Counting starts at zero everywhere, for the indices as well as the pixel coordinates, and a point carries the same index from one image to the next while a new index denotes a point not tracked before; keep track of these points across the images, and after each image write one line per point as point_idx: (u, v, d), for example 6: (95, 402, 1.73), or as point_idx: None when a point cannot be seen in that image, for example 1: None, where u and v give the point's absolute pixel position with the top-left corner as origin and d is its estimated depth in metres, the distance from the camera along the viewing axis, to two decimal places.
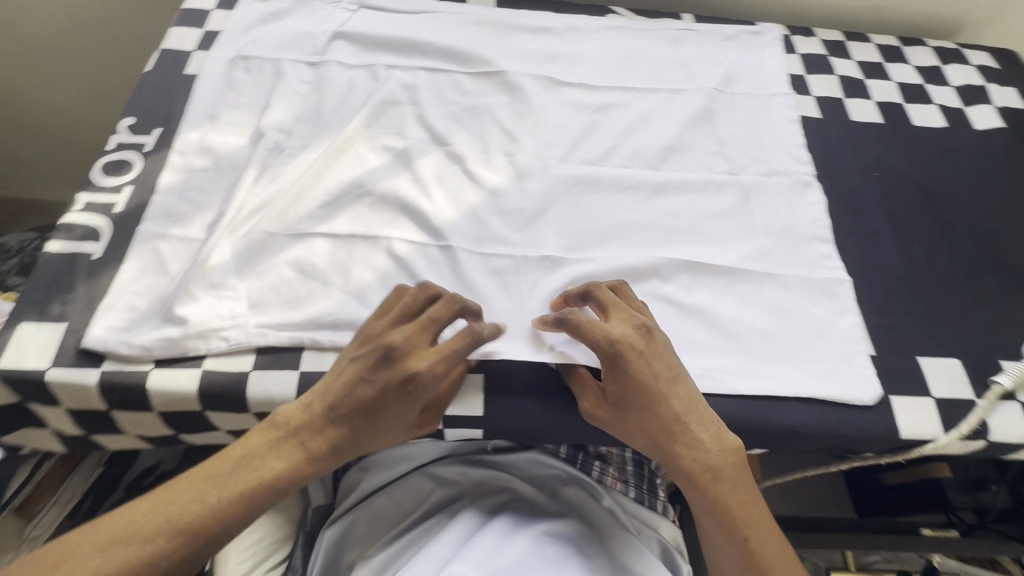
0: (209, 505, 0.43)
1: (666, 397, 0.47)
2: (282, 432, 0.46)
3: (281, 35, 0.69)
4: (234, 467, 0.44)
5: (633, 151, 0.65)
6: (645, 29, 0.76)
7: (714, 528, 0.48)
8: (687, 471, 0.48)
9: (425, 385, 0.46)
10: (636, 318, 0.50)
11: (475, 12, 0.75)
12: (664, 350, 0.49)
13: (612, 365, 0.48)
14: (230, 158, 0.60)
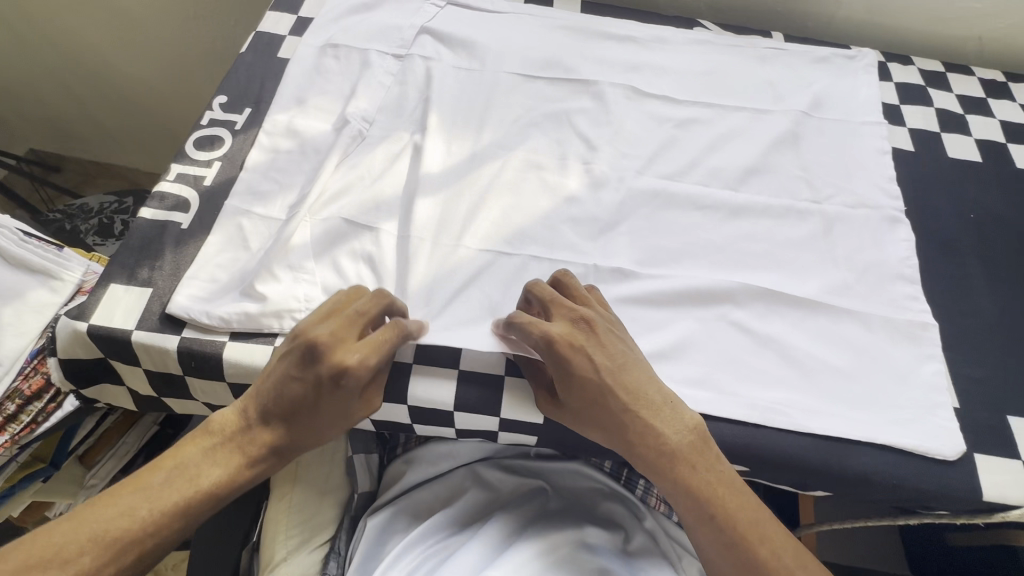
0: (142, 519, 0.43)
1: (608, 394, 0.46)
2: (218, 439, 0.47)
3: (371, 26, 0.70)
4: (167, 477, 0.45)
5: (713, 170, 0.63)
6: (733, 45, 0.74)
7: (686, 511, 0.47)
8: (652, 456, 0.47)
9: (362, 377, 0.45)
10: (571, 311, 0.49)
11: (561, 16, 0.75)
12: (606, 343, 0.48)
13: (551, 361, 0.47)
14: (314, 142, 0.61)
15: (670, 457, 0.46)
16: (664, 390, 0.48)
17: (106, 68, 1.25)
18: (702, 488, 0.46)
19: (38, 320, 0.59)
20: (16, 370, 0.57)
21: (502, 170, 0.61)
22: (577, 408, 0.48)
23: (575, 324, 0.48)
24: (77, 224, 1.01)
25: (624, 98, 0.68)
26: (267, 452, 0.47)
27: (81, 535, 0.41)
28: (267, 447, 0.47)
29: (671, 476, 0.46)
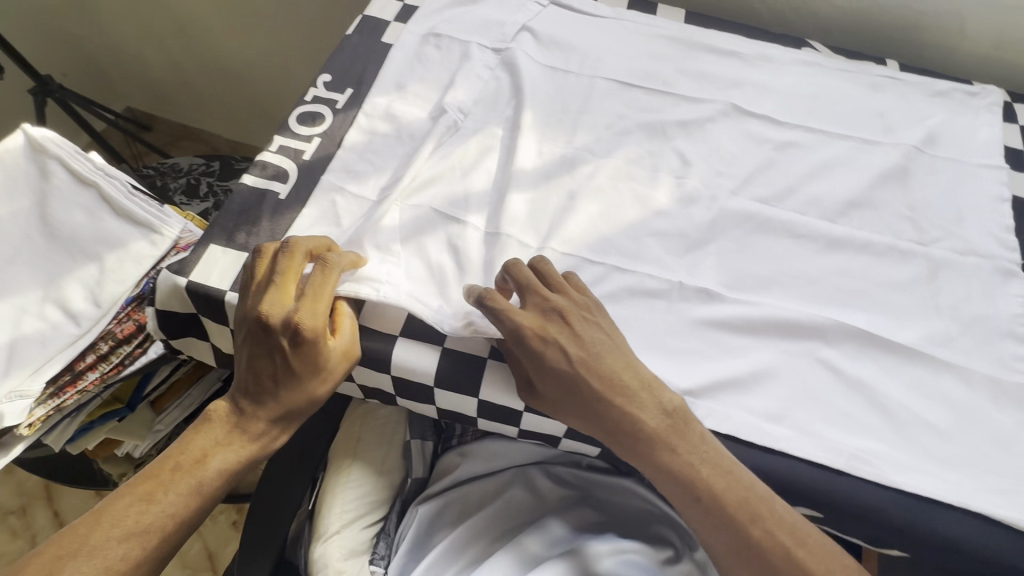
0: (164, 505, 0.47)
1: (586, 388, 0.47)
2: (214, 421, 0.51)
3: (474, 19, 0.71)
4: (176, 463, 0.49)
5: (812, 198, 0.61)
6: (843, 70, 0.71)
7: (672, 493, 0.47)
8: (628, 438, 0.47)
9: (318, 329, 0.47)
10: (545, 301, 0.49)
11: (664, 24, 0.73)
12: (577, 332, 0.48)
13: (524, 352, 0.47)
14: (409, 128, 0.62)
15: (650, 438, 0.46)
16: (635, 368, 0.48)
17: (210, 41, 1.32)
18: (682, 466, 0.46)
19: (136, 268, 0.62)
20: (111, 315, 0.61)
21: (592, 175, 0.60)
22: (551, 397, 0.48)
23: (549, 315, 0.48)
24: (167, 182, 1.06)
25: (723, 114, 0.66)
26: (261, 422, 0.50)
27: (108, 529, 0.45)
28: (260, 419, 0.50)
29: (652, 458, 0.47)
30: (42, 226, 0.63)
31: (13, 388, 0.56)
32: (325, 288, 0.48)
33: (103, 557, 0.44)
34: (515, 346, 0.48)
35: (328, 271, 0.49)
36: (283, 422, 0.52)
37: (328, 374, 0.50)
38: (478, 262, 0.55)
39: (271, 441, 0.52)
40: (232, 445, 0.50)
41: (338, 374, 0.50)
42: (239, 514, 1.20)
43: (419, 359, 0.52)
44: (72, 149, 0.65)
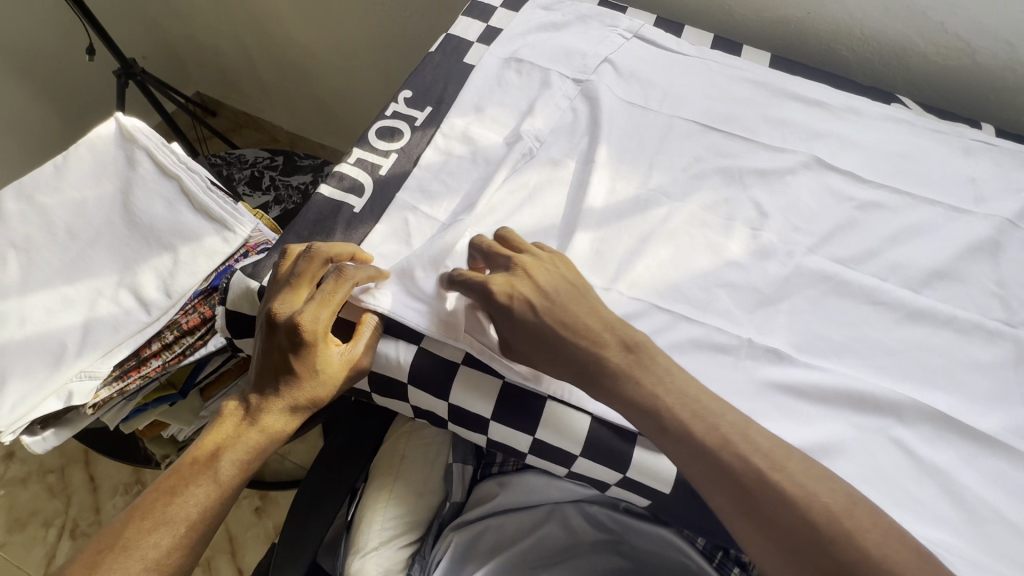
0: (184, 503, 0.48)
1: (554, 334, 0.48)
2: (230, 418, 0.52)
3: (557, 47, 0.71)
4: (196, 459, 0.50)
5: (893, 264, 0.58)
6: (935, 130, 0.68)
7: (683, 455, 0.44)
8: (704, 462, 0.43)
9: (321, 331, 0.48)
10: (506, 258, 0.50)
11: (748, 67, 0.72)
12: (541, 285, 0.49)
13: (493, 308, 0.49)
14: (485, 152, 0.62)
15: (730, 469, 0.42)
16: (592, 314, 0.49)
17: (292, 46, 1.37)
18: (783, 502, 0.40)
19: (208, 262, 0.64)
20: (179, 305, 0.63)
21: (665, 218, 0.59)
22: (531, 352, 0.49)
23: (516, 271, 0.49)
24: (232, 172, 1.09)
25: (804, 166, 0.64)
26: (271, 419, 0.51)
27: (134, 529, 0.46)
28: (273, 412, 0.51)
29: (740, 491, 0.42)
30: (124, 212, 0.65)
31: (83, 369, 0.58)
32: (333, 291, 0.49)
33: (129, 558, 0.45)
34: (487, 303, 0.49)
35: (342, 273, 0.49)
36: (290, 418, 0.52)
37: (333, 376, 0.50)
38: None
39: (279, 436, 0.52)
40: (246, 438, 0.51)
41: (345, 374, 0.50)
42: (261, 501, 1.22)
43: (477, 389, 0.51)
44: (158, 140, 0.67)
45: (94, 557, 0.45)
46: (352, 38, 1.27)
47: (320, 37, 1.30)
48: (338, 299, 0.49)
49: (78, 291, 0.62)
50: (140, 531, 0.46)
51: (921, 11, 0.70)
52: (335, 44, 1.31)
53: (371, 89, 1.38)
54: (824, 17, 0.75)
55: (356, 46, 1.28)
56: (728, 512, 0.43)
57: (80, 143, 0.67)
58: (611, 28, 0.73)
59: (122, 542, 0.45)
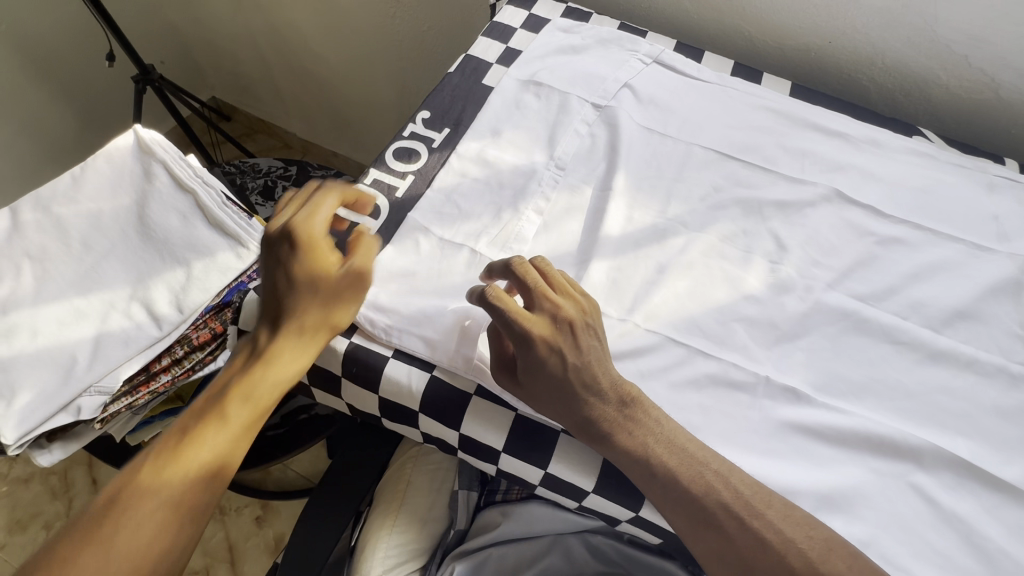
0: (140, 505, 0.41)
1: (569, 392, 0.47)
2: (239, 363, 0.49)
3: (576, 70, 0.70)
4: (200, 409, 0.46)
5: (915, 303, 0.57)
6: (957, 164, 0.67)
7: (661, 501, 0.47)
8: (681, 503, 0.46)
9: (313, 236, 0.48)
10: (554, 309, 0.47)
11: (767, 95, 0.71)
12: (581, 343, 0.47)
13: (525, 354, 0.46)
14: (501, 176, 0.62)
15: (711, 512, 0.45)
16: (614, 379, 0.47)
17: (307, 58, 1.39)
18: (757, 544, 0.44)
19: (220, 278, 0.63)
20: (190, 320, 0.62)
21: (683, 249, 0.58)
22: (536, 399, 0.48)
23: (556, 324, 0.47)
24: (246, 181, 1.09)
25: (824, 200, 0.63)
26: (280, 352, 0.48)
27: (83, 537, 0.40)
28: (285, 335, 0.48)
29: (714, 530, 0.45)
30: (139, 225, 0.65)
31: (94, 384, 0.58)
32: (318, 207, 0.49)
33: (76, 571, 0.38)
34: (518, 348, 0.47)
35: (318, 187, 0.51)
36: (304, 341, 0.49)
37: (311, 334, 0.49)
38: None
39: (288, 369, 0.48)
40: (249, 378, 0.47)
41: (355, 268, 0.49)
42: (262, 510, 1.22)
43: (490, 422, 0.51)
44: (174, 153, 0.68)
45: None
46: (368, 54, 1.28)
47: (335, 51, 1.32)
48: (327, 212, 0.50)
49: (90, 304, 0.62)
50: (88, 537, 0.40)
51: (945, 44, 0.70)
52: (350, 58, 1.32)
53: (383, 104, 1.40)
54: (846, 45, 0.75)
55: (371, 62, 1.30)
56: (701, 547, 0.46)
57: (97, 154, 0.68)
58: (630, 52, 0.73)
59: (68, 552, 0.39)
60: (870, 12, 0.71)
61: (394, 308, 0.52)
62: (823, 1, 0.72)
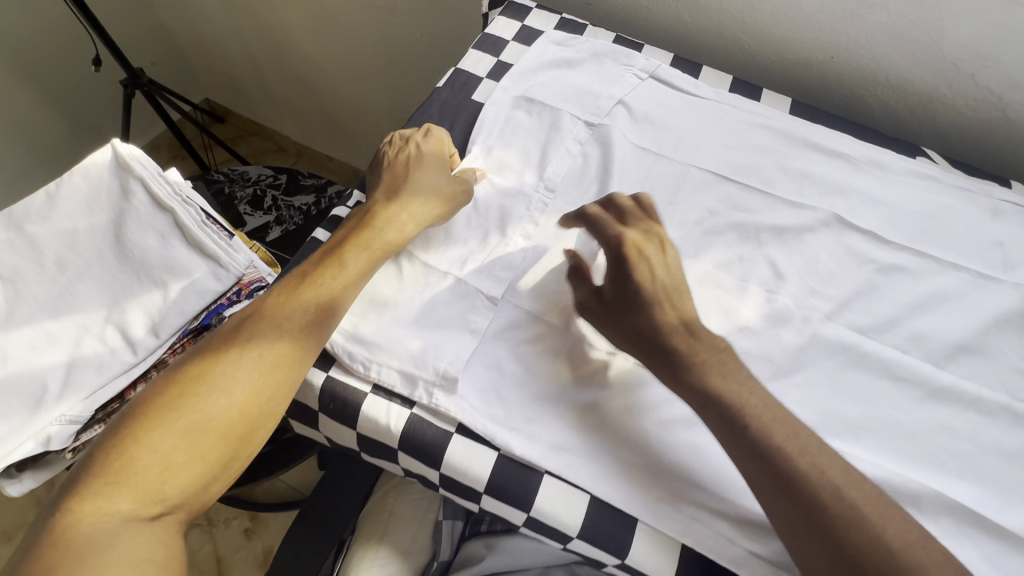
0: (201, 402, 0.43)
1: (656, 305, 0.47)
2: (304, 277, 0.51)
3: (569, 86, 0.68)
4: (264, 318, 0.48)
5: (916, 336, 0.55)
6: (962, 188, 0.65)
7: (751, 464, 0.42)
8: (771, 467, 0.41)
9: (436, 159, 0.60)
10: (649, 229, 0.51)
11: (767, 113, 0.69)
12: (670, 261, 0.49)
13: (615, 262, 0.49)
14: (489, 197, 0.60)
15: (796, 474, 0.40)
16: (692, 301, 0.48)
17: (299, 61, 1.36)
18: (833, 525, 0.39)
19: (199, 301, 0.61)
20: (167, 344, 0.61)
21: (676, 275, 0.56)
22: (614, 308, 0.49)
23: (645, 238, 0.51)
24: (234, 190, 1.07)
25: (824, 225, 0.61)
26: (356, 262, 0.52)
27: (152, 423, 0.42)
28: (376, 241, 0.53)
29: (793, 497, 0.40)
30: (116, 245, 0.64)
31: (65, 413, 0.56)
32: (440, 152, 0.61)
33: (143, 456, 0.41)
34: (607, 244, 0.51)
35: (431, 132, 0.62)
36: (388, 249, 0.54)
37: (375, 255, 0.53)
38: (535, 373, 0.51)
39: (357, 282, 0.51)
40: (318, 291, 0.50)
41: (448, 196, 0.57)
42: (251, 522, 1.20)
43: (472, 462, 0.48)
44: (154, 169, 0.66)
45: (111, 458, 0.41)
46: (360, 60, 1.26)
47: (328, 56, 1.29)
48: (445, 158, 0.61)
49: (64, 328, 0.60)
50: (155, 427, 0.42)
51: (952, 61, 0.67)
52: (343, 62, 1.29)
53: (377, 109, 1.37)
54: (849, 61, 0.73)
55: (364, 67, 1.27)
56: (777, 517, 0.41)
57: (74, 170, 0.66)
58: (626, 67, 0.71)
59: (136, 438, 0.42)
60: (874, 28, 0.68)
61: (374, 339, 0.51)
62: (826, 16, 0.70)
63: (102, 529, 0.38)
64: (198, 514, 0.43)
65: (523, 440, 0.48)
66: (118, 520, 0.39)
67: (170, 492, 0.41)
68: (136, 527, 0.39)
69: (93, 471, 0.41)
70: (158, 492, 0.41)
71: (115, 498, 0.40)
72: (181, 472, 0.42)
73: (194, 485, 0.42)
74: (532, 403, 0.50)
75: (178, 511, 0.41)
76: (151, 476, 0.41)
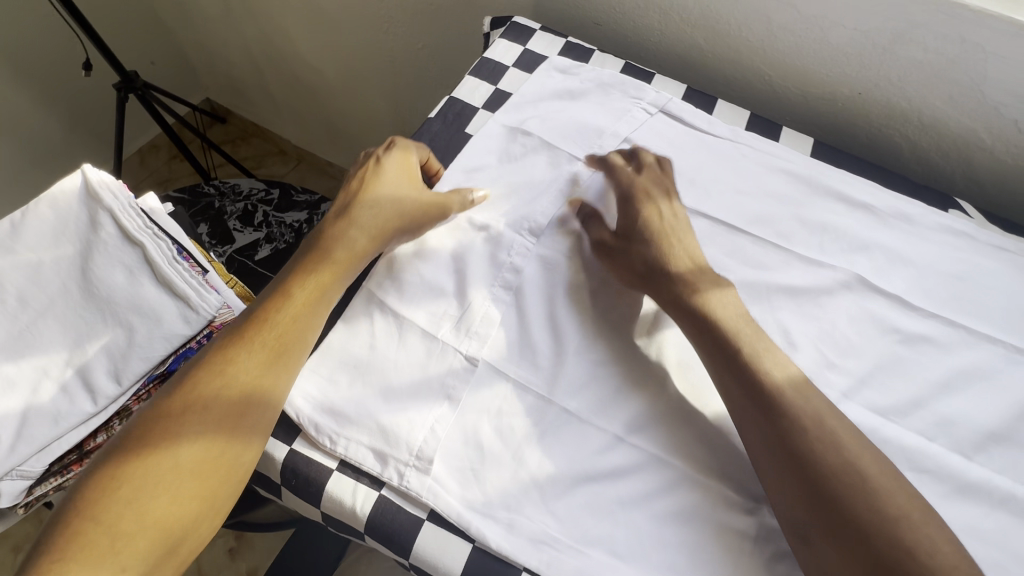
0: (148, 464, 0.41)
1: (657, 239, 0.54)
2: (250, 318, 0.49)
3: (570, 120, 0.64)
4: (208, 366, 0.46)
5: (943, 420, 0.50)
6: (1000, 247, 0.59)
7: (737, 395, 0.45)
8: (758, 407, 0.44)
9: (402, 172, 0.58)
10: (657, 179, 0.58)
11: (786, 155, 0.63)
12: (669, 206, 0.57)
13: (623, 203, 0.57)
14: (474, 245, 0.55)
15: (784, 417, 0.43)
16: (689, 242, 0.55)
17: (299, 66, 1.31)
18: (809, 461, 0.41)
19: (164, 346, 0.58)
20: (130, 392, 0.57)
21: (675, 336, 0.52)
22: (625, 244, 0.54)
23: (656, 183, 0.58)
24: (224, 205, 1.03)
25: (843, 286, 0.56)
26: (309, 294, 0.51)
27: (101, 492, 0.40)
28: (330, 270, 0.52)
29: (778, 437, 0.43)
30: (81, 278, 0.59)
31: (16, 468, 0.52)
32: (405, 163, 0.59)
33: (92, 530, 0.39)
34: (623, 188, 0.58)
35: (393, 143, 0.60)
36: (343, 276, 0.53)
37: (327, 281, 0.52)
38: (518, 451, 0.46)
39: (312, 314, 0.50)
40: (266, 330, 0.48)
41: (421, 204, 0.55)
42: (236, 542, 1.17)
43: (444, 551, 0.44)
44: (125, 199, 0.62)
45: (61, 537, 0.39)
46: (360, 67, 1.21)
47: (328, 61, 1.24)
48: (411, 174, 0.58)
49: (21, 371, 0.55)
50: (103, 495, 0.40)
51: (994, 105, 0.61)
52: (343, 69, 1.24)
53: (378, 117, 1.32)
54: (878, 98, 0.67)
55: (365, 75, 1.22)
56: (756, 449, 0.44)
57: (41, 197, 0.62)
58: (632, 100, 0.66)
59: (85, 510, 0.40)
60: (908, 65, 0.62)
61: (342, 409, 0.47)
62: (855, 51, 0.64)
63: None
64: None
65: (501, 531, 0.43)
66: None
67: (124, 566, 0.39)
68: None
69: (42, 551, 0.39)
70: (112, 566, 0.38)
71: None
72: (135, 543, 0.39)
73: (151, 555, 0.40)
74: (514, 486, 0.45)
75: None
76: (100, 552, 0.38)
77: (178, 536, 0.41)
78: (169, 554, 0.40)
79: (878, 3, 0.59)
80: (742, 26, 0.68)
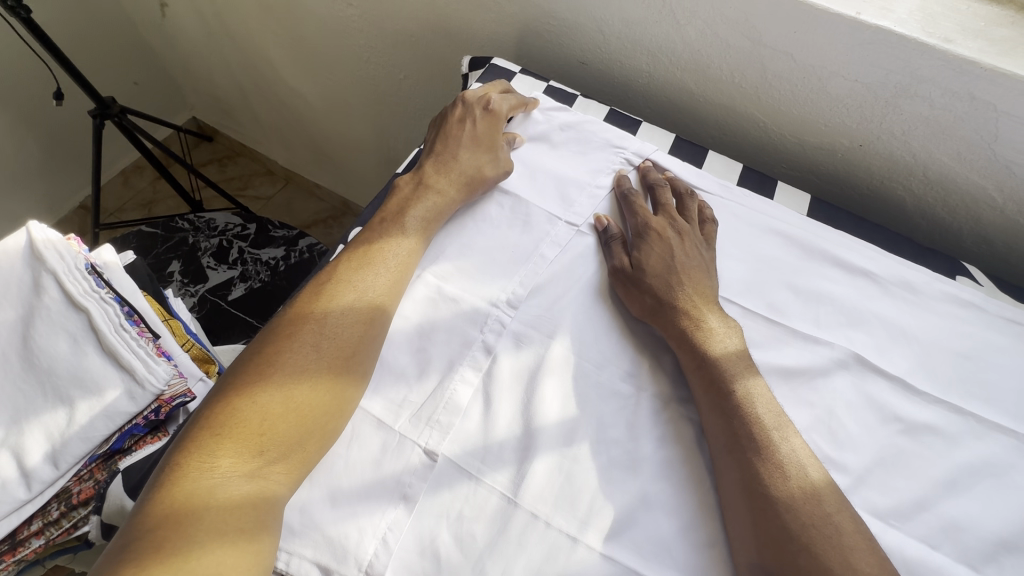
0: (296, 358, 0.45)
1: (680, 280, 0.51)
2: (365, 244, 0.52)
3: (549, 175, 0.60)
4: (335, 284, 0.49)
5: (948, 525, 0.45)
6: (1012, 322, 0.54)
7: (723, 451, 0.44)
8: (743, 471, 0.43)
9: (489, 138, 0.59)
10: (679, 222, 0.55)
11: (780, 214, 0.59)
12: (688, 248, 0.54)
13: (642, 237, 0.54)
14: (440, 322, 0.51)
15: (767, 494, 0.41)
16: (701, 277, 0.52)
17: (281, 91, 1.27)
18: (806, 551, 0.39)
19: (107, 425, 0.53)
20: (70, 473, 0.53)
21: (651, 428, 0.47)
22: (638, 277, 0.52)
23: (673, 225, 0.55)
24: (199, 240, 1.00)
25: (840, 366, 0.51)
26: (410, 236, 0.53)
27: (252, 380, 0.44)
28: (414, 215, 0.54)
29: (752, 504, 0.42)
30: (22, 347, 0.54)
31: None
32: (494, 125, 0.60)
33: (246, 410, 0.42)
34: (636, 220, 0.56)
35: (490, 103, 0.61)
36: (422, 229, 0.54)
37: (428, 220, 0.54)
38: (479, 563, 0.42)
39: (411, 251, 0.52)
40: (381, 253, 0.51)
41: (489, 171, 0.57)
42: None
43: None
44: (73, 260, 0.57)
45: (218, 415, 0.42)
46: (345, 95, 1.16)
47: (311, 88, 1.20)
48: (496, 138, 0.59)
49: None
50: (255, 382, 0.44)
51: (1005, 164, 0.56)
52: (325, 96, 1.20)
53: (363, 143, 1.28)
54: (881, 151, 0.62)
55: (348, 102, 1.17)
56: (733, 513, 0.43)
57: None
58: (615, 152, 0.62)
59: (238, 396, 0.43)
60: (913, 119, 0.58)
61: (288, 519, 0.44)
62: (855, 102, 0.59)
63: (208, 487, 0.39)
64: (295, 485, 0.43)
65: None
66: (224, 476, 0.40)
67: (267, 449, 0.42)
68: (235, 483, 0.40)
69: (200, 428, 0.42)
70: (257, 447, 0.41)
71: (218, 455, 0.41)
72: (280, 428, 0.42)
73: (290, 441, 0.42)
74: None
75: (274, 471, 0.41)
76: (252, 428, 0.42)
77: (309, 432, 0.43)
78: (300, 445, 0.43)
79: (881, 55, 0.54)
80: (735, 72, 0.63)
